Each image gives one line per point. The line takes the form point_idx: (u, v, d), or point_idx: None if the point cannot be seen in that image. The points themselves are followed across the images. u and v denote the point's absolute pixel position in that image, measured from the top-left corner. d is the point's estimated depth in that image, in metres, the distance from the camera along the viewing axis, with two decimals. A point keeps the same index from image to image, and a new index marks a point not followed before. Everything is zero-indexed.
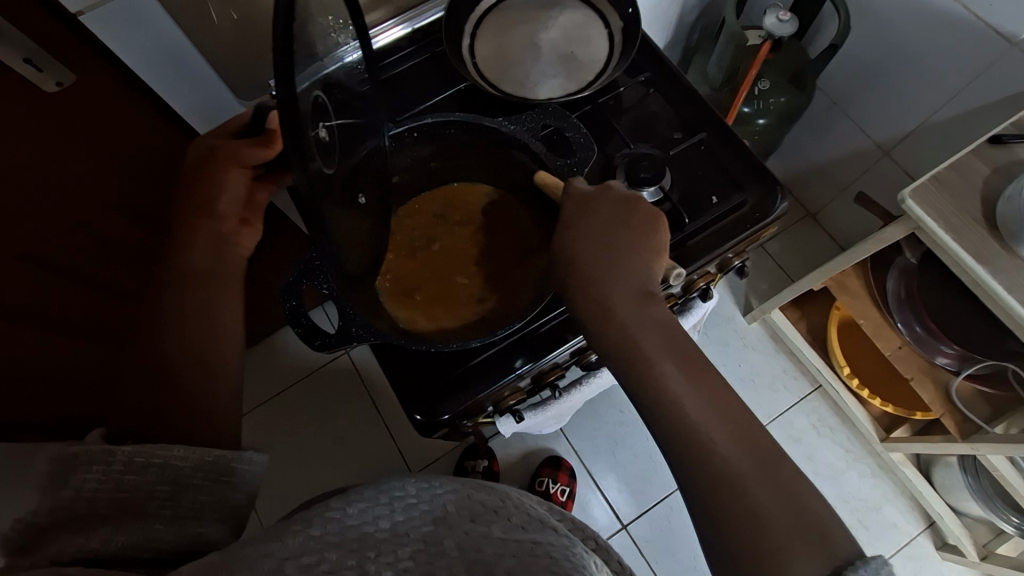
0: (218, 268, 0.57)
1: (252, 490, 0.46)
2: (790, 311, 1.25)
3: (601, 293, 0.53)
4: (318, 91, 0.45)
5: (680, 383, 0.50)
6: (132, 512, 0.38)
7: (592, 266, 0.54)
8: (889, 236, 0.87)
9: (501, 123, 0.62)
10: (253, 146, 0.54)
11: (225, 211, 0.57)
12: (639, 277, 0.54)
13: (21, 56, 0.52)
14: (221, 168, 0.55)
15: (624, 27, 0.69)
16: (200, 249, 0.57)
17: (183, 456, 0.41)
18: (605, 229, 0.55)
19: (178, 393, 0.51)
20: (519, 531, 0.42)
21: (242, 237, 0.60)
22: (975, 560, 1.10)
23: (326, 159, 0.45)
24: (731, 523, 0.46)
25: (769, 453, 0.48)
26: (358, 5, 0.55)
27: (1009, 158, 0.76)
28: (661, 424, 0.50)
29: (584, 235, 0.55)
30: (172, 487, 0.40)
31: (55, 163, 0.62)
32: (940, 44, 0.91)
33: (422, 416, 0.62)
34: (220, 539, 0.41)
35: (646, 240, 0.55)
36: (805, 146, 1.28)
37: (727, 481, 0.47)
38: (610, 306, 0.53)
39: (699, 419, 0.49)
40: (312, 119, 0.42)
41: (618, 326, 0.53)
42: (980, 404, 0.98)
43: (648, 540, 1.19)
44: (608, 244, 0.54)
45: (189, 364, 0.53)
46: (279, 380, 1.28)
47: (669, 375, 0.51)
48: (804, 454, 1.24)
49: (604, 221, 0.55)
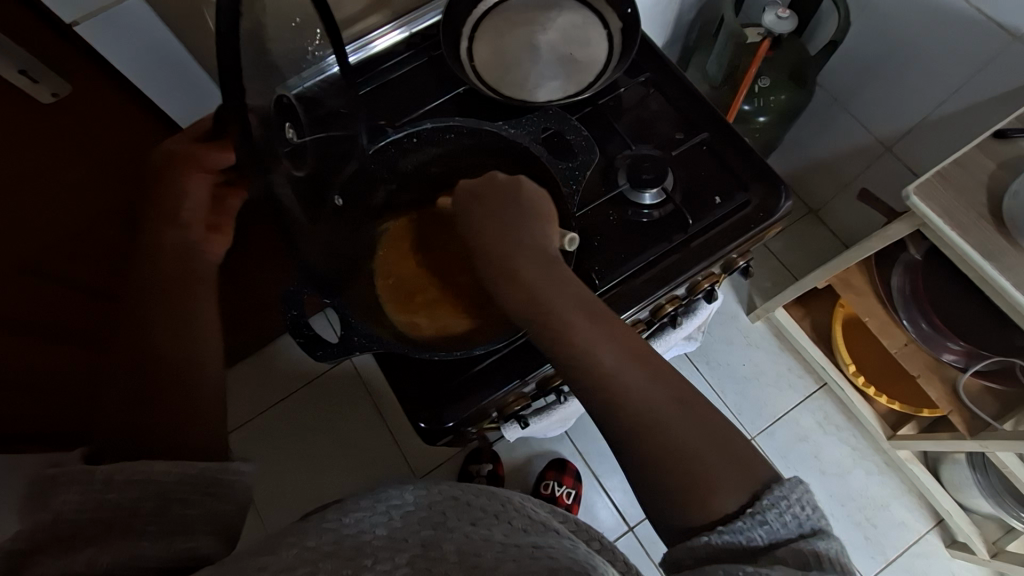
0: (184, 274, 0.54)
1: (244, 500, 0.42)
2: (795, 309, 1.25)
3: (502, 253, 0.54)
4: (284, 92, 0.44)
5: (585, 325, 0.49)
6: (118, 530, 0.35)
7: (498, 233, 0.54)
8: (894, 233, 0.86)
9: (502, 127, 0.62)
10: (214, 150, 0.54)
11: (191, 216, 0.55)
12: (541, 238, 0.54)
13: (18, 68, 0.52)
14: (179, 172, 0.55)
15: (624, 28, 0.69)
16: (172, 254, 0.54)
17: (164, 471, 0.38)
18: (498, 208, 0.56)
19: (171, 396, 0.47)
20: (520, 537, 0.40)
21: (212, 244, 0.57)
22: (985, 557, 1.09)
23: (296, 163, 0.43)
24: (656, 462, 0.43)
25: (683, 387, 0.46)
26: (336, 23, 0.55)
27: (1014, 152, 0.76)
28: (574, 364, 0.48)
29: (482, 212, 0.56)
30: (156, 502, 0.37)
31: (50, 169, 0.61)
32: (941, 38, 0.91)
33: (426, 423, 0.62)
34: (211, 553, 0.38)
35: (538, 210, 0.55)
36: (806, 142, 1.27)
37: (633, 411, 0.45)
38: (512, 265, 0.53)
39: (613, 363, 0.47)
40: (277, 120, 0.41)
41: (520, 283, 0.52)
42: (988, 400, 0.97)
43: (655, 541, 1.19)
44: (503, 219, 0.55)
45: (170, 371, 0.49)
46: (280, 387, 1.28)
47: (576, 324, 0.49)
48: (810, 452, 1.23)
49: (496, 203, 0.56)
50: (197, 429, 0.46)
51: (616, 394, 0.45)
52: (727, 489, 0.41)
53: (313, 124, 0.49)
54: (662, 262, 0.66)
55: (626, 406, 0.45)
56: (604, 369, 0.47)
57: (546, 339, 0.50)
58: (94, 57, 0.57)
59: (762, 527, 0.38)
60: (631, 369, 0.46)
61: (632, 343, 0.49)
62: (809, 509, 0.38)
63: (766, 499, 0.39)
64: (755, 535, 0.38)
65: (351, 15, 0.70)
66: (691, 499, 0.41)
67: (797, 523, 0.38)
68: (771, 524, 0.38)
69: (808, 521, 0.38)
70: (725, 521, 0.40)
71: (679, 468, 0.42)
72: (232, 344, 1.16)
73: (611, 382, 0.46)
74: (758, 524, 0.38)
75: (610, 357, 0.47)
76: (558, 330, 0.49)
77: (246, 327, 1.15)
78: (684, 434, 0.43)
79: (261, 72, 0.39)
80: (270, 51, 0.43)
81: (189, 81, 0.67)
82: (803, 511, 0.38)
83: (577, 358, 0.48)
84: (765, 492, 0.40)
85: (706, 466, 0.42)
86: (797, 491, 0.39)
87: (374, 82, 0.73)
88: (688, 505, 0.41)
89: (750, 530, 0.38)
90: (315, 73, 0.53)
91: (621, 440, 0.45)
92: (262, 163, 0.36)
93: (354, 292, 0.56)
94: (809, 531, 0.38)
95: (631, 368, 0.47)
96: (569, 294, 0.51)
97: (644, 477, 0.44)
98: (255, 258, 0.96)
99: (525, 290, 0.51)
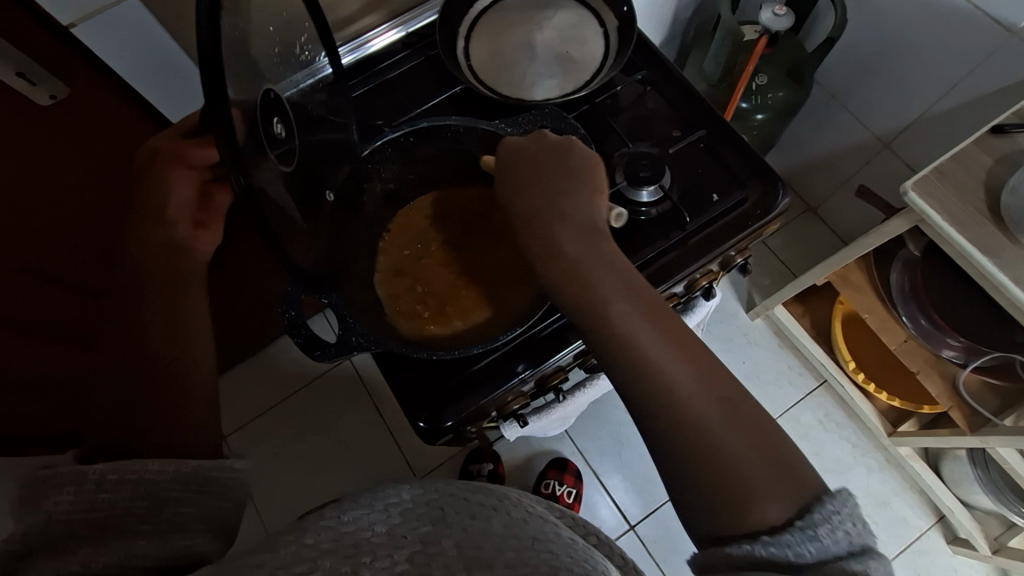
0: (171, 272, 0.54)
1: (239, 498, 0.43)
2: (795, 307, 1.25)
3: (547, 227, 0.54)
4: (272, 89, 0.44)
5: (631, 314, 0.49)
6: (113, 532, 0.35)
7: (547, 204, 0.55)
8: (891, 230, 0.86)
9: (499, 127, 0.61)
10: (196, 147, 0.55)
11: (177, 215, 0.56)
12: (588, 213, 0.55)
13: (14, 69, 0.52)
14: (167, 168, 0.55)
15: (619, 26, 0.69)
16: (160, 254, 0.54)
17: (157, 470, 0.39)
18: (542, 172, 0.56)
19: (168, 398, 0.48)
20: (520, 529, 0.41)
21: (198, 241, 0.57)
22: (986, 554, 1.09)
23: (283, 159, 0.43)
24: (688, 451, 0.43)
25: (726, 385, 0.46)
26: (326, 23, 0.55)
27: (1013, 147, 0.76)
28: (622, 355, 0.48)
29: (527, 180, 0.56)
30: (150, 502, 0.37)
31: (47, 170, 0.61)
32: (937, 34, 0.91)
33: (425, 423, 0.62)
34: (207, 551, 0.38)
35: (587, 180, 0.56)
36: (806, 140, 1.27)
37: (677, 405, 0.45)
38: (558, 242, 0.53)
39: (658, 352, 0.47)
40: (263, 117, 0.40)
41: (562, 254, 0.52)
42: (988, 396, 0.97)
43: (656, 540, 1.19)
44: (548, 182, 0.55)
45: (165, 375, 0.49)
46: (280, 388, 1.28)
47: (625, 313, 0.49)
48: (811, 448, 1.23)
49: (541, 169, 0.56)
50: (193, 430, 0.46)
51: (662, 386, 0.46)
52: (768, 499, 0.40)
53: (304, 125, 0.49)
54: (659, 260, 0.66)
55: (674, 399, 0.45)
56: (649, 361, 0.47)
57: (592, 325, 0.49)
58: (90, 59, 0.57)
59: (811, 542, 0.37)
60: (677, 364, 0.47)
61: (679, 336, 0.49)
62: (859, 525, 0.38)
63: (817, 513, 0.39)
64: (804, 550, 0.37)
65: (347, 15, 0.70)
66: (737, 507, 0.41)
67: (848, 539, 0.38)
68: (822, 539, 0.37)
69: (858, 537, 0.38)
70: (771, 532, 0.39)
71: (722, 475, 0.42)
72: (230, 344, 1.16)
73: (655, 374, 0.46)
74: (807, 539, 0.38)
75: (657, 349, 0.47)
76: (605, 316, 0.49)
77: (244, 328, 1.15)
78: (729, 440, 0.43)
79: (245, 71, 0.39)
80: (260, 49, 0.43)
81: (185, 82, 0.66)
82: (853, 527, 0.38)
83: (622, 350, 0.48)
84: (813, 506, 0.40)
85: (752, 476, 0.42)
86: (847, 506, 0.39)
87: (373, 82, 0.73)
88: (733, 512, 0.41)
89: (799, 544, 0.38)
90: (308, 75, 0.53)
91: (667, 430, 0.45)
92: (250, 162, 0.36)
93: (352, 291, 0.56)
94: (859, 548, 0.37)
95: (678, 362, 0.47)
96: (619, 280, 0.51)
97: (678, 462, 0.44)
98: (253, 260, 0.96)
99: (571, 268, 0.52)
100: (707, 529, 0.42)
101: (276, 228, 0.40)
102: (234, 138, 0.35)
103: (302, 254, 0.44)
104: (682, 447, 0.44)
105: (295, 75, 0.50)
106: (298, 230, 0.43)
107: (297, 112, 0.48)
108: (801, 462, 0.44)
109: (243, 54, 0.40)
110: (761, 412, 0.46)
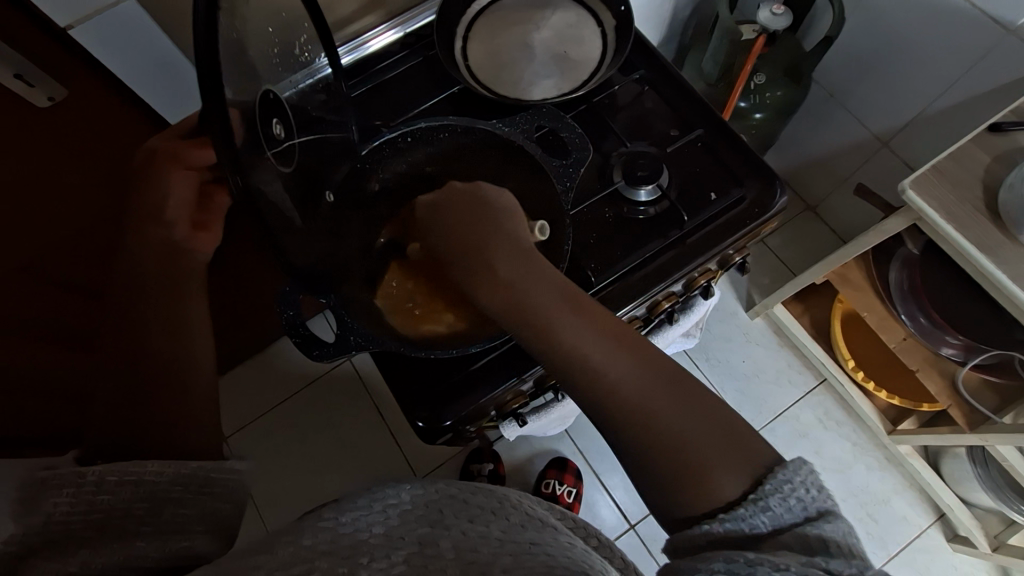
0: (171, 272, 0.55)
1: (240, 499, 0.43)
2: (794, 305, 1.25)
3: (480, 253, 0.53)
4: (270, 90, 0.44)
5: (566, 316, 0.49)
6: (112, 533, 0.35)
7: (471, 235, 0.54)
8: (890, 228, 0.87)
9: (496, 126, 0.62)
10: (194, 148, 0.53)
11: (176, 216, 0.55)
12: (514, 234, 0.54)
13: (12, 71, 0.52)
14: (166, 169, 0.54)
15: (617, 25, 0.69)
16: (161, 255, 0.55)
17: (157, 471, 0.39)
18: (463, 208, 0.56)
19: (168, 396, 0.48)
20: (517, 532, 0.41)
21: (199, 243, 0.57)
22: (986, 551, 1.09)
23: (283, 161, 0.43)
24: (647, 456, 0.43)
25: (671, 370, 0.47)
26: (325, 23, 0.56)
27: (1011, 145, 0.76)
28: (562, 358, 0.48)
29: (451, 217, 0.56)
30: (150, 503, 0.37)
31: (45, 171, 0.61)
32: (934, 32, 0.91)
33: (424, 422, 0.62)
34: (208, 551, 0.38)
35: (505, 206, 0.56)
36: (804, 138, 1.27)
37: (624, 402, 0.45)
38: (489, 267, 0.52)
39: (597, 351, 0.47)
40: (263, 118, 0.40)
41: (496, 282, 0.51)
42: (987, 394, 0.97)
43: (656, 539, 1.19)
44: (468, 216, 0.55)
45: (165, 375, 0.49)
46: (280, 388, 1.28)
47: (560, 319, 0.49)
48: (811, 447, 1.23)
49: (461, 206, 0.56)
50: (193, 429, 0.46)
51: (605, 383, 0.46)
52: (725, 476, 0.40)
53: (303, 125, 0.49)
54: (657, 259, 0.66)
55: (618, 399, 0.45)
56: (592, 361, 0.47)
57: (532, 333, 0.50)
58: (87, 60, 0.57)
59: (764, 513, 0.38)
60: (621, 360, 0.47)
61: (617, 331, 0.49)
62: (814, 490, 0.38)
63: (768, 484, 0.39)
64: (756, 521, 0.38)
65: (346, 15, 0.70)
66: (694, 494, 0.41)
67: (802, 506, 0.38)
68: (773, 510, 0.38)
69: (813, 503, 0.38)
70: (726, 508, 0.40)
71: (675, 461, 0.42)
72: (230, 345, 1.16)
73: (600, 374, 0.46)
74: (760, 510, 0.38)
75: (595, 349, 0.47)
76: (543, 327, 0.49)
77: (244, 329, 1.15)
78: (680, 424, 0.43)
79: (243, 71, 0.39)
80: (259, 49, 0.43)
81: (184, 83, 0.67)
82: (806, 493, 0.38)
83: (562, 356, 0.48)
84: (766, 476, 0.40)
85: (702, 455, 0.42)
86: (800, 474, 0.39)
87: (371, 82, 0.73)
88: (688, 495, 0.41)
89: (753, 517, 0.38)
90: (308, 75, 0.53)
91: (618, 428, 0.45)
92: (249, 164, 0.36)
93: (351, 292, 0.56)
94: (815, 514, 0.37)
95: (619, 357, 0.47)
96: (550, 284, 0.51)
97: (637, 465, 0.44)
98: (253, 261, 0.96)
99: (501, 285, 0.51)
100: (671, 515, 0.42)
101: (274, 228, 0.40)
102: (232, 139, 0.35)
103: (301, 254, 0.44)
104: (635, 442, 0.44)
105: (295, 75, 0.50)
106: (296, 230, 0.44)
107: (296, 113, 0.48)
108: (753, 432, 0.44)
109: (241, 55, 0.40)
110: (709, 390, 0.46)
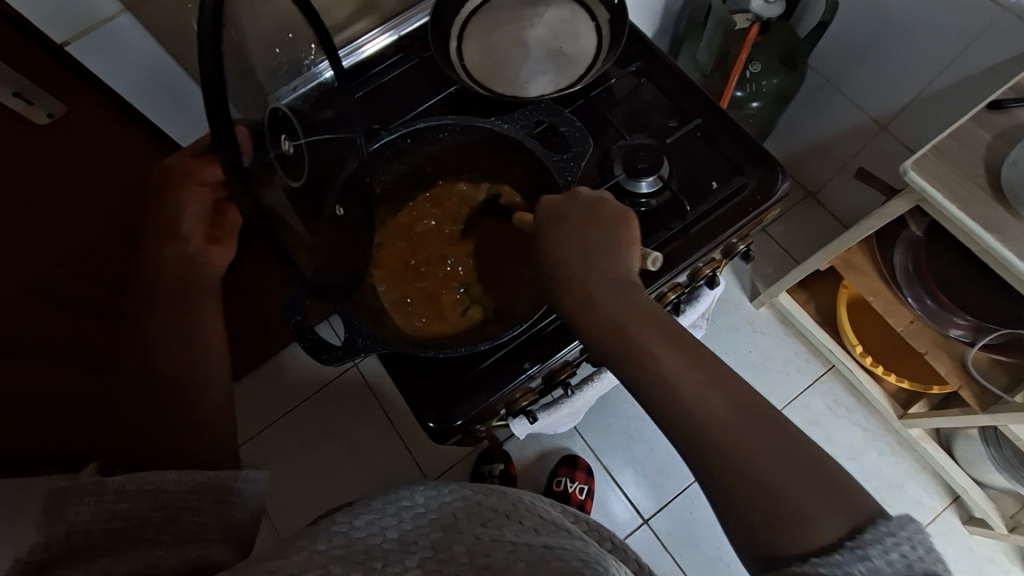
0: (183, 287, 0.54)
1: (254, 512, 0.43)
2: (798, 293, 1.25)
3: (576, 276, 0.54)
4: (279, 105, 0.44)
5: (680, 364, 0.49)
6: (132, 540, 0.35)
7: (576, 259, 0.54)
8: (893, 211, 0.86)
9: (495, 124, 0.62)
10: (204, 164, 0.51)
11: (190, 230, 0.53)
12: (618, 266, 0.54)
13: (10, 89, 0.51)
14: (176, 188, 0.52)
15: (612, 19, 0.69)
16: (174, 271, 0.54)
17: (176, 479, 0.39)
18: (577, 228, 0.55)
19: (180, 401, 0.49)
20: (533, 534, 0.40)
21: (214, 255, 0.56)
22: (1003, 532, 1.09)
23: (291, 173, 0.43)
24: (734, 485, 0.44)
25: (761, 408, 0.47)
26: (325, 30, 0.56)
27: (1011, 122, 0.75)
28: (654, 393, 0.49)
29: (569, 233, 0.55)
30: (167, 512, 0.37)
31: (50, 192, 0.61)
32: (929, 14, 0.91)
33: (435, 423, 0.61)
34: (225, 560, 0.38)
35: (621, 234, 0.56)
36: (804, 124, 1.26)
37: (719, 441, 0.45)
38: (588, 289, 0.53)
39: (694, 390, 0.48)
40: (272, 135, 0.41)
41: (596, 309, 0.53)
42: (998, 374, 0.96)
43: (670, 532, 1.19)
44: (583, 233, 0.55)
45: (179, 381, 0.50)
46: (289, 398, 1.27)
47: (650, 347, 0.50)
48: (822, 436, 1.23)
49: (576, 223, 0.56)
50: (197, 440, 0.47)
51: (690, 409, 0.47)
52: (824, 519, 0.40)
53: (308, 130, 0.49)
54: (661, 249, 0.66)
55: (712, 427, 0.46)
56: (680, 390, 0.48)
57: (629, 362, 0.51)
58: (87, 76, 0.57)
59: (864, 563, 0.37)
60: (708, 396, 0.47)
61: (725, 375, 0.49)
62: (920, 550, 0.37)
63: (868, 535, 0.38)
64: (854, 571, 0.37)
65: (340, 22, 0.71)
66: (784, 531, 0.41)
67: (907, 562, 0.36)
68: (874, 560, 0.37)
69: (920, 563, 0.36)
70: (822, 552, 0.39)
71: (767, 501, 0.42)
72: (239, 358, 1.16)
73: (681, 399, 0.47)
74: (859, 558, 0.37)
75: (702, 392, 0.47)
76: (648, 351, 0.50)
77: (251, 341, 1.15)
78: (773, 470, 0.43)
79: (247, 79, 0.39)
80: (257, 62, 0.43)
81: (183, 97, 0.67)
82: (913, 549, 0.37)
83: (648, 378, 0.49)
84: (869, 527, 0.39)
85: (796, 501, 0.42)
86: (906, 530, 0.38)
87: (369, 86, 0.73)
88: (783, 534, 0.41)
89: (851, 564, 0.37)
90: (306, 81, 0.53)
91: (702, 446, 0.46)
92: (249, 177, 0.36)
93: (358, 299, 0.56)
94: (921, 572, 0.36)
95: (728, 403, 0.47)
96: (650, 322, 0.52)
97: (732, 493, 0.44)
98: (259, 272, 0.96)
99: (604, 312, 0.52)
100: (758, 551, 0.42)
101: (281, 238, 0.40)
102: (240, 152, 0.36)
103: (308, 262, 0.44)
104: (713, 468, 0.45)
105: (293, 81, 0.50)
106: (302, 237, 0.44)
107: (300, 119, 0.48)
108: (842, 478, 0.43)
109: (243, 63, 0.40)
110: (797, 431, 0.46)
